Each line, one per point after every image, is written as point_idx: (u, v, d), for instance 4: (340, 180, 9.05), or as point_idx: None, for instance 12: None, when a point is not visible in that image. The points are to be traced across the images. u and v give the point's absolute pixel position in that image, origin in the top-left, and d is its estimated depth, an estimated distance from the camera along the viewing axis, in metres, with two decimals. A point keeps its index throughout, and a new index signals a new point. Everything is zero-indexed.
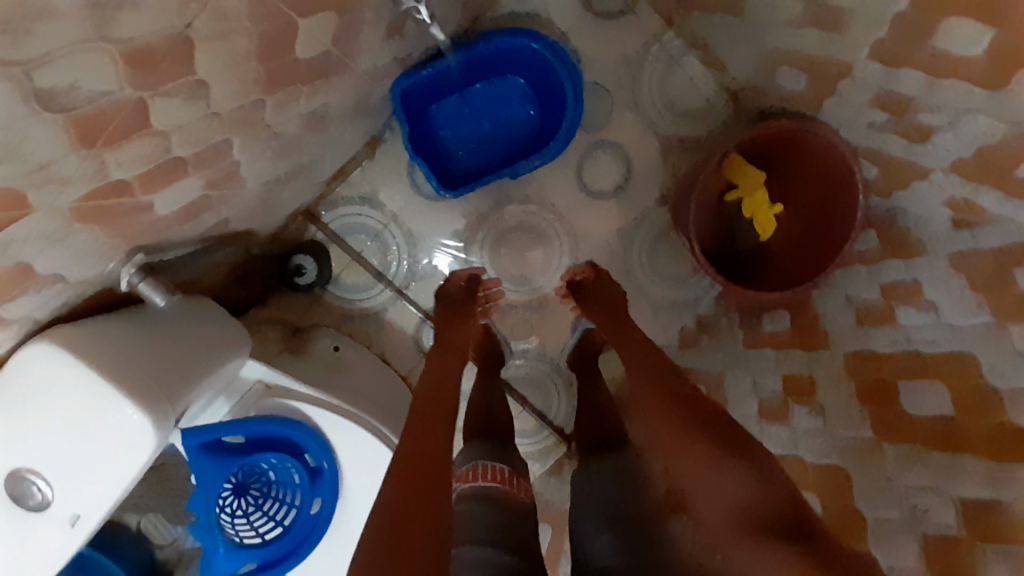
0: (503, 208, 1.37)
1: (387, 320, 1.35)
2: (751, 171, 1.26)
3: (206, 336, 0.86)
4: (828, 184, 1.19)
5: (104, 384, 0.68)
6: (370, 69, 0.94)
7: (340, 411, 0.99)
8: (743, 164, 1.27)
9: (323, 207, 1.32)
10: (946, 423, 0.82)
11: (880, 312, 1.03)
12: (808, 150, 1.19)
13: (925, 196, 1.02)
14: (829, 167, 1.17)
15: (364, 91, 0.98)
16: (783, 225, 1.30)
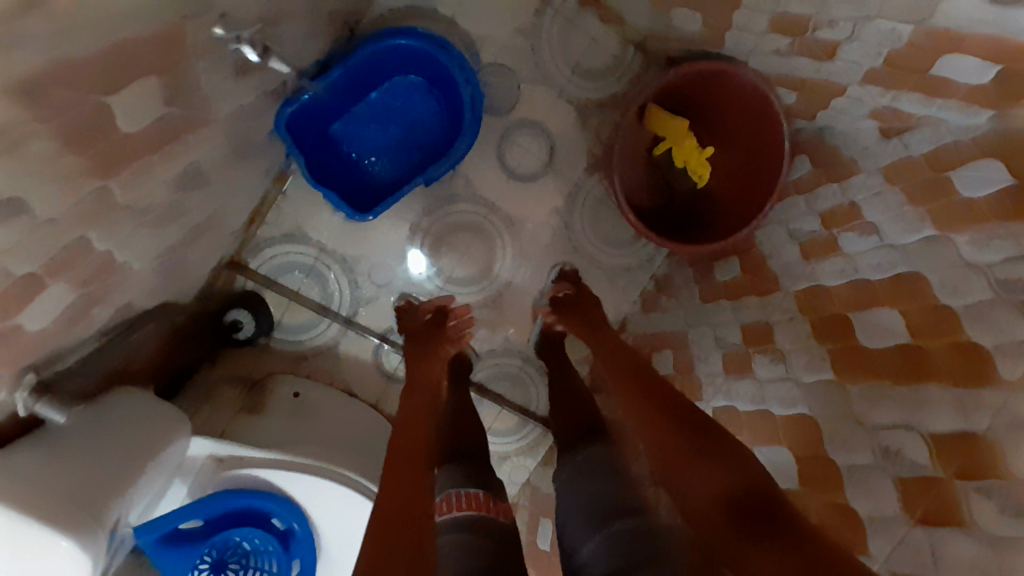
0: (432, 213, 1.31)
1: (342, 352, 1.31)
2: (674, 119, 1.22)
3: (131, 436, 0.83)
4: (753, 116, 1.16)
5: (38, 527, 0.64)
6: (240, 112, 0.88)
7: (300, 468, 0.96)
8: (665, 114, 1.22)
9: (248, 253, 1.26)
10: (907, 351, 0.77)
11: (823, 243, 1.00)
12: (728, 85, 1.15)
13: (848, 109, 0.99)
14: (752, 99, 1.13)
15: (240, 136, 0.92)
16: (719, 167, 1.25)
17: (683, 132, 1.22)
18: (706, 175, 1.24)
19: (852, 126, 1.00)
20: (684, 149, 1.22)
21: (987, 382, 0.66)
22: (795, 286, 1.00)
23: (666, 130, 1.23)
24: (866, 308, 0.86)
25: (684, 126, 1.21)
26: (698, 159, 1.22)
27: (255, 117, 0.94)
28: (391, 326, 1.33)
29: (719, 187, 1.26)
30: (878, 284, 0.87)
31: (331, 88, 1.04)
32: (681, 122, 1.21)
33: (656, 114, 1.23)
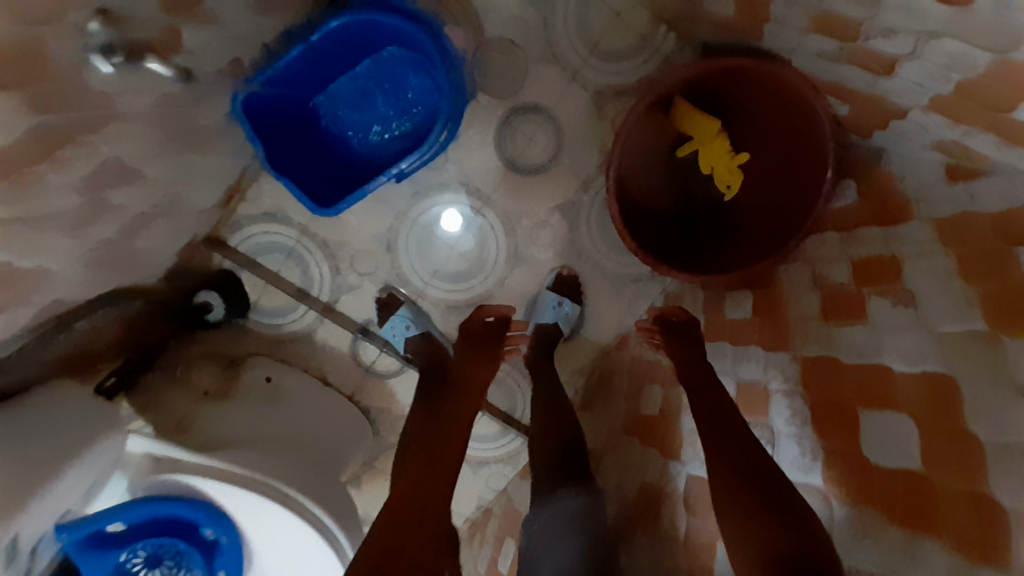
0: (421, 200, 1.21)
1: (318, 339, 1.25)
2: (701, 116, 1.03)
3: (50, 437, 0.83)
4: (796, 123, 0.95)
5: None
6: (172, 98, 0.80)
7: (236, 479, 0.91)
8: (691, 110, 1.03)
9: (226, 231, 1.21)
10: (912, 482, 0.63)
11: (847, 300, 0.80)
12: (769, 83, 0.95)
13: (911, 137, 0.78)
14: (797, 103, 0.92)
15: (177, 120, 0.83)
16: (750, 177, 1.07)
17: (712, 133, 1.02)
18: (736, 186, 1.04)
19: (912, 156, 0.78)
20: (710, 152, 1.03)
21: (986, 561, 0.53)
22: (804, 350, 0.83)
23: (690, 128, 1.04)
24: (884, 409, 0.69)
25: (713, 126, 1.02)
26: (725, 167, 1.02)
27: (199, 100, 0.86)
28: (370, 318, 1.25)
29: (750, 202, 1.06)
30: (902, 379, 0.69)
31: (300, 65, 0.94)
32: (709, 120, 1.02)
33: (681, 108, 1.04)
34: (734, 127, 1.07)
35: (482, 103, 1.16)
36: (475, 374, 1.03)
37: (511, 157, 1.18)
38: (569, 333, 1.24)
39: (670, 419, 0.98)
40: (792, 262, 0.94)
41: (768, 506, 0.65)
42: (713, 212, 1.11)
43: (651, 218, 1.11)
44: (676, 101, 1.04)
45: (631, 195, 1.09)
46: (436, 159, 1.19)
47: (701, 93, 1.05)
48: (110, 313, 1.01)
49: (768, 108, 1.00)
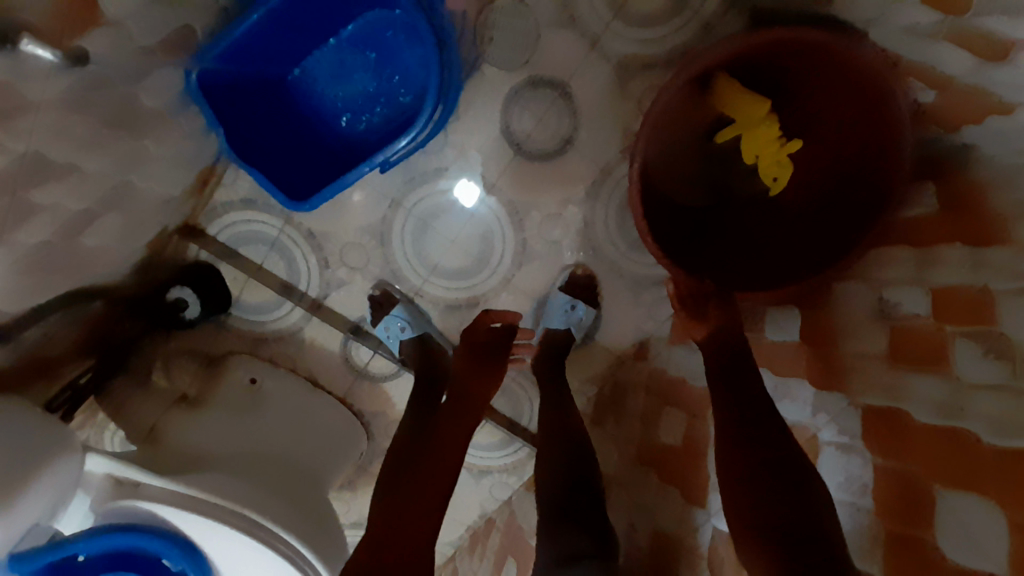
0: (416, 188, 1.08)
1: (306, 339, 1.14)
2: (748, 96, 0.84)
3: (21, 446, 0.74)
4: (866, 114, 0.77)
5: None
6: (91, 79, 0.68)
7: (195, 507, 0.80)
8: (734, 88, 0.86)
9: (204, 219, 1.11)
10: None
11: (920, 341, 0.65)
12: (843, 63, 0.76)
13: (1007, 136, 0.62)
14: (875, 89, 0.74)
15: (98, 99, 0.71)
16: (802, 175, 0.90)
17: (760, 117, 0.84)
18: (784, 180, 0.87)
19: (1004, 160, 0.62)
20: (754, 138, 0.85)
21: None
22: (862, 397, 0.69)
23: (734, 110, 0.86)
24: (961, 490, 0.55)
25: (762, 108, 0.83)
26: (772, 158, 0.85)
27: (134, 78, 0.75)
28: (363, 317, 1.14)
29: (799, 203, 0.90)
30: (990, 456, 0.53)
31: (262, 36, 0.84)
32: (757, 101, 0.83)
33: (722, 87, 0.87)
34: (787, 109, 0.89)
35: (488, 78, 1.02)
36: (476, 394, 0.93)
37: (518, 141, 1.05)
38: (581, 339, 1.10)
39: (690, 453, 0.85)
40: (846, 279, 0.79)
41: (787, 492, 0.63)
42: (750, 210, 0.94)
43: (681, 215, 0.95)
44: (718, 76, 0.87)
45: (656, 187, 0.94)
46: (433, 143, 1.06)
47: (749, 66, 0.87)
48: (79, 313, 0.93)
49: (834, 90, 0.82)
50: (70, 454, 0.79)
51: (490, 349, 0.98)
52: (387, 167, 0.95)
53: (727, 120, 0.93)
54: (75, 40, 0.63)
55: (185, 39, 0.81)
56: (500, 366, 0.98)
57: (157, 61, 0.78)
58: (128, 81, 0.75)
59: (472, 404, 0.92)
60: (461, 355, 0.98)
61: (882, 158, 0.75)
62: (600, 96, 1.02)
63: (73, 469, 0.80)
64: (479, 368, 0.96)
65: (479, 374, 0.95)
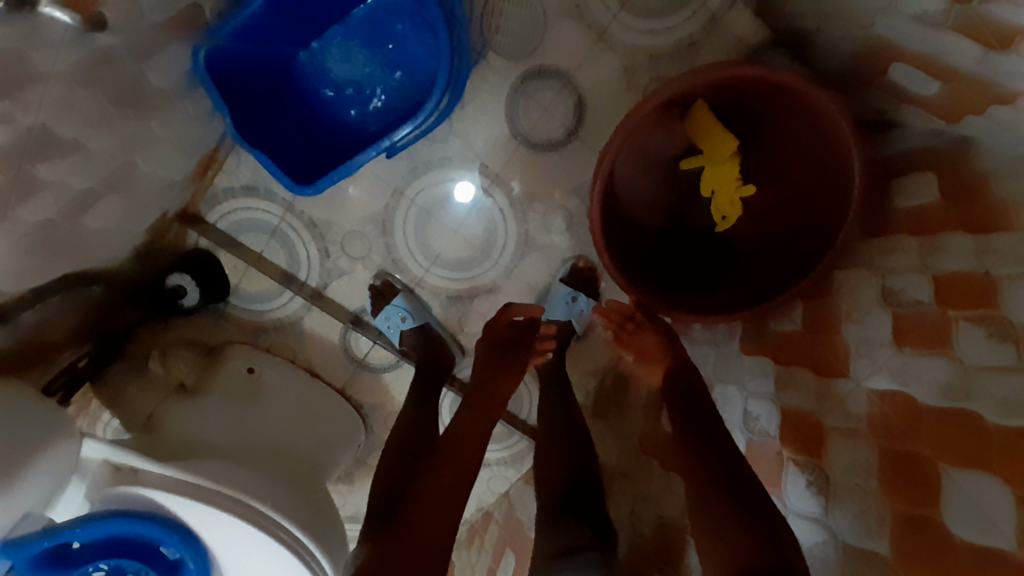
0: (421, 177, 1.08)
1: (306, 329, 1.13)
2: (721, 132, 0.91)
3: (17, 427, 0.73)
4: (824, 131, 0.84)
5: None
6: (99, 54, 0.67)
7: (194, 493, 0.79)
8: (710, 120, 0.92)
9: (204, 207, 1.10)
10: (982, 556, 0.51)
11: (926, 327, 0.65)
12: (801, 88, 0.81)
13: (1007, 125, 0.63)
14: (826, 111, 0.81)
15: (104, 75, 0.70)
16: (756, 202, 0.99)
17: (726, 154, 0.92)
18: (733, 218, 0.97)
19: (1010, 148, 0.62)
20: (716, 173, 0.93)
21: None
22: (870, 382, 0.69)
23: (706, 142, 0.93)
24: (969, 471, 0.55)
25: (730, 146, 0.91)
26: (728, 196, 0.94)
27: (141, 56, 0.75)
28: (364, 307, 1.13)
29: (750, 231, 0.99)
30: (995, 438, 0.54)
31: (273, 21, 0.85)
32: (727, 138, 0.91)
33: (701, 115, 0.92)
34: (752, 146, 0.97)
35: (493, 67, 1.02)
36: (497, 392, 0.91)
37: (523, 131, 1.05)
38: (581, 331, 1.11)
39: None
40: (849, 269, 0.80)
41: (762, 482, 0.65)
42: (707, 239, 1.02)
43: (650, 235, 1.01)
44: (695, 104, 0.92)
45: (625, 209, 0.99)
46: (437, 131, 1.06)
47: (725, 97, 0.92)
48: (81, 292, 0.92)
49: (800, 108, 0.86)
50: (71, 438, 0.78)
51: (512, 345, 0.95)
52: (392, 155, 0.94)
53: (696, 150, 0.98)
54: (83, 10, 0.62)
55: (193, 19, 0.81)
56: (522, 362, 0.94)
57: (165, 40, 0.77)
58: (135, 59, 0.74)
59: (492, 403, 0.89)
60: (484, 351, 0.95)
61: (842, 183, 0.82)
62: (606, 87, 1.02)
63: (70, 454, 0.78)
64: (500, 364, 0.93)
65: (495, 370, 0.91)
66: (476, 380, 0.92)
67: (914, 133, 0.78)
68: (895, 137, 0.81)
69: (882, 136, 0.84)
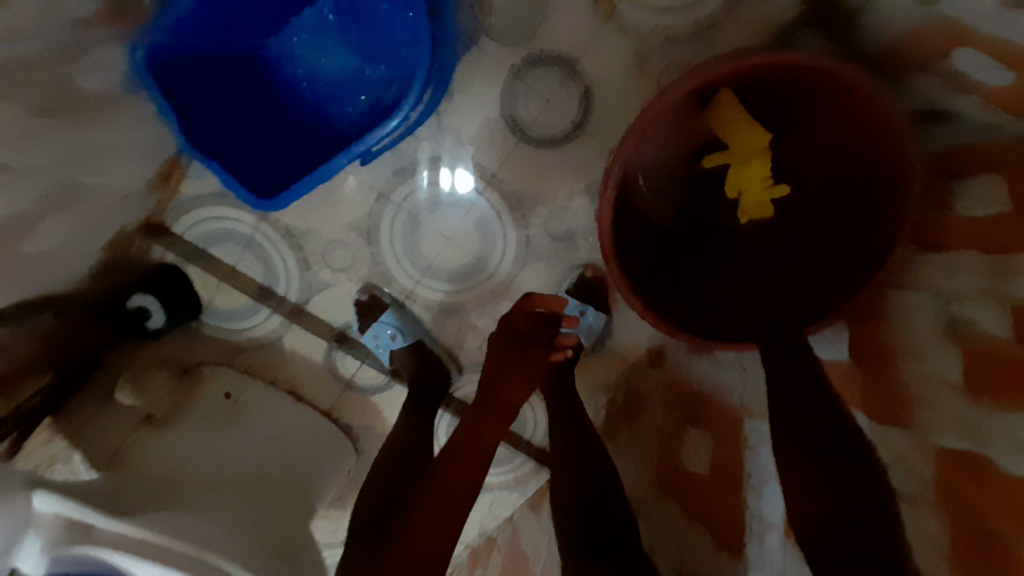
0: (408, 180, 0.96)
1: (286, 348, 1.03)
2: (750, 126, 0.79)
3: None
4: (866, 126, 0.71)
5: None
6: (12, 59, 0.56)
7: (156, 555, 0.68)
8: (736, 111, 0.79)
9: (169, 215, 0.99)
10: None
11: (1002, 370, 0.54)
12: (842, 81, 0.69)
13: None
14: (868, 105, 0.69)
15: (21, 80, 0.58)
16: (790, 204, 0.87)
17: (755, 150, 0.80)
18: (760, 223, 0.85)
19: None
20: (743, 170, 0.81)
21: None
22: (935, 435, 0.59)
23: (731, 137, 0.80)
24: None
25: (760, 142, 0.79)
26: (757, 197, 0.82)
27: (68, 57, 0.63)
28: (349, 323, 1.03)
29: None
30: None
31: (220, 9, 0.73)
32: (757, 133, 0.79)
33: (724, 106, 0.79)
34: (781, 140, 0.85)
35: (487, 52, 0.90)
36: (511, 392, 0.88)
37: (522, 126, 0.93)
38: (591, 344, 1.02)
39: (721, 490, 0.75)
40: (904, 288, 0.68)
41: None
42: None
43: None
44: (717, 94, 0.80)
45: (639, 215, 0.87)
46: (425, 128, 0.94)
47: (753, 83, 0.79)
48: (33, 322, 0.80)
49: (838, 100, 0.74)
50: (20, 497, 0.67)
51: (526, 340, 0.92)
52: (369, 158, 0.83)
53: (716, 145, 0.86)
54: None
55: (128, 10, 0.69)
56: (536, 356, 0.91)
57: (99, 36, 0.65)
58: (61, 61, 0.62)
59: (503, 407, 0.87)
60: (498, 345, 0.92)
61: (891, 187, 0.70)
62: (614, 74, 0.90)
63: (20, 510, 0.66)
64: (514, 359, 0.90)
65: (507, 369, 0.89)
66: (491, 381, 0.89)
67: (962, 125, 0.64)
68: (942, 129, 0.67)
69: (925, 126, 0.69)
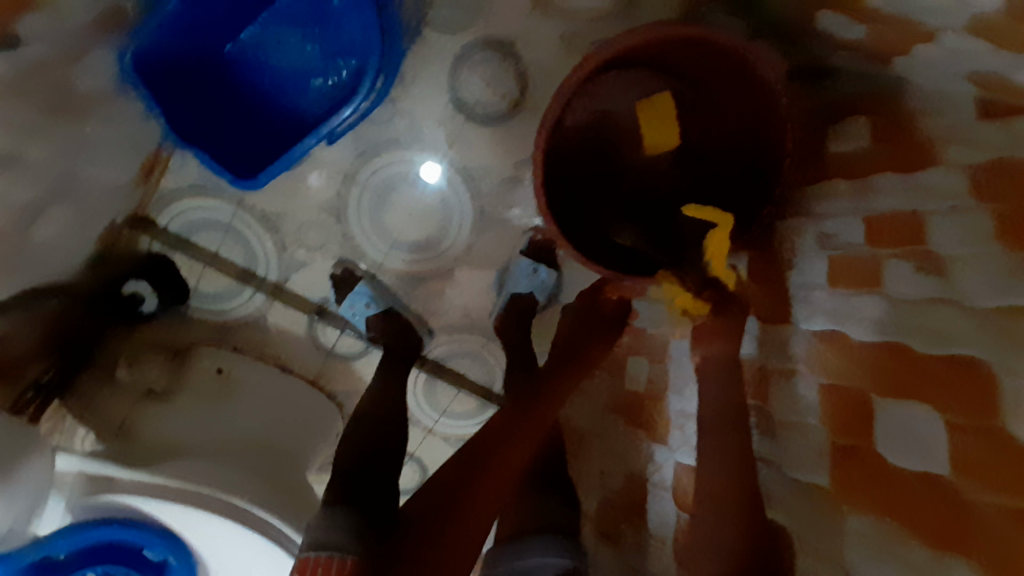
0: (370, 161, 1.08)
1: (269, 324, 1.14)
2: (670, 125, 0.97)
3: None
4: (756, 85, 0.85)
5: None
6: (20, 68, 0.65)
7: (168, 492, 0.77)
8: (666, 110, 0.96)
9: (153, 208, 1.08)
10: (938, 488, 0.53)
11: (857, 265, 0.68)
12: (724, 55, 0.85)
13: (943, 61, 0.63)
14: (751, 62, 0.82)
15: (34, 92, 0.69)
16: None
17: (666, 134, 0.97)
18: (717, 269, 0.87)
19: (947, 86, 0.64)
20: (655, 143, 0.98)
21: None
22: (803, 322, 0.73)
23: (651, 130, 0.98)
24: (898, 398, 0.59)
25: (672, 138, 0.97)
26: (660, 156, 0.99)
27: (70, 61, 0.73)
28: (327, 296, 1.14)
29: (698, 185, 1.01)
30: (925, 367, 0.57)
31: (192, 10, 0.84)
32: (673, 130, 0.97)
33: (659, 103, 0.96)
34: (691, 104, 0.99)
35: (433, 44, 1.01)
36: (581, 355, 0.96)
37: (469, 107, 1.05)
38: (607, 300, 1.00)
39: (655, 405, 0.89)
40: (788, 216, 0.83)
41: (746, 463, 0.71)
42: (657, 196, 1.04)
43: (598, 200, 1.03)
44: (659, 95, 0.96)
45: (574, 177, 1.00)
46: (382, 114, 1.05)
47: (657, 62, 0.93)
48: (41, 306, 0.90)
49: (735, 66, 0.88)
50: (42, 457, 0.77)
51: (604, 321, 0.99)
52: (334, 139, 0.94)
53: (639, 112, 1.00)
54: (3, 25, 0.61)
55: (122, 20, 0.80)
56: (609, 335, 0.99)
57: (89, 44, 0.75)
58: (59, 65, 0.71)
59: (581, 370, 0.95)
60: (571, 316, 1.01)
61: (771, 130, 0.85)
62: (548, 56, 1.02)
63: (41, 472, 0.77)
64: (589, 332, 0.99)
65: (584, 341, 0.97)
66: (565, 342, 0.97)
67: (846, 75, 0.78)
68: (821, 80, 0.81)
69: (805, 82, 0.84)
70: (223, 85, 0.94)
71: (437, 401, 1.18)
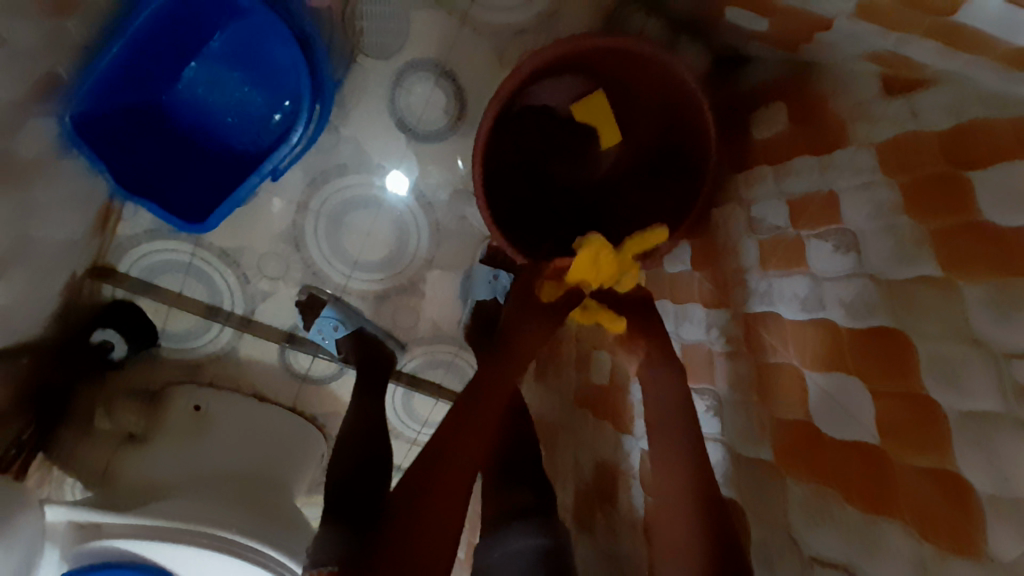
0: (321, 187, 1.10)
1: (241, 356, 1.15)
2: (607, 124, 0.99)
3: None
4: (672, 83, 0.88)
5: None
6: None
7: (156, 532, 0.79)
8: (602, 109, 0.99)
9: (113, 256, 1.10)
10: (868, 456, 0.56)
11: (783, 246, 0.71)
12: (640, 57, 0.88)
13: (838, 47, 0.67)
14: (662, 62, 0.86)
15: None
16: None
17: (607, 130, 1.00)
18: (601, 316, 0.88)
19: (846, 68, 0.68)
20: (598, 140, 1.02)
21: (967, 554, 0.47)
22: (742, 305, 0.77)
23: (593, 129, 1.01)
24: (828, 370, 0.62)
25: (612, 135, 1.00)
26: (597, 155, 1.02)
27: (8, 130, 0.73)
28: (296, 323, 1.16)
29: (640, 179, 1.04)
30: (849, 339, 0.60)
31: (124, 66, 0.86)
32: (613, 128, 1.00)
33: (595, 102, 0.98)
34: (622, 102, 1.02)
35: (367, 68, 1.03)
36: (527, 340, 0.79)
37: (410, 124, 1.07)
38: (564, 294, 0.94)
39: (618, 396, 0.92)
40: (721, 202, 0.86)
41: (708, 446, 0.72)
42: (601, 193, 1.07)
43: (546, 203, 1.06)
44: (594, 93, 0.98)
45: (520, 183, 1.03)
46: (326, 140, 1.07)
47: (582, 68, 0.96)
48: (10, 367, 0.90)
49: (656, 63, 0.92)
50: (29, 510, 0.77)
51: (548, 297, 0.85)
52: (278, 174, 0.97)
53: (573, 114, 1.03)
54: None
55: (52, 86, 0.80)
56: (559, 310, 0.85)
57: (27, 113, 0.77)
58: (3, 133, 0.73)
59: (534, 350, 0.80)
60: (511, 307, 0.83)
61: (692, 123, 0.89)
62: (480, 69, 1.05)
63: (32, 525, 0.77)
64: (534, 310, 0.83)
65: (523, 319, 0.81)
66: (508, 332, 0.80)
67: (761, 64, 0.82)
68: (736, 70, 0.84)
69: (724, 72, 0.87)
70: (164, 132, 0.96)
71: (416, 414, 1.20)
